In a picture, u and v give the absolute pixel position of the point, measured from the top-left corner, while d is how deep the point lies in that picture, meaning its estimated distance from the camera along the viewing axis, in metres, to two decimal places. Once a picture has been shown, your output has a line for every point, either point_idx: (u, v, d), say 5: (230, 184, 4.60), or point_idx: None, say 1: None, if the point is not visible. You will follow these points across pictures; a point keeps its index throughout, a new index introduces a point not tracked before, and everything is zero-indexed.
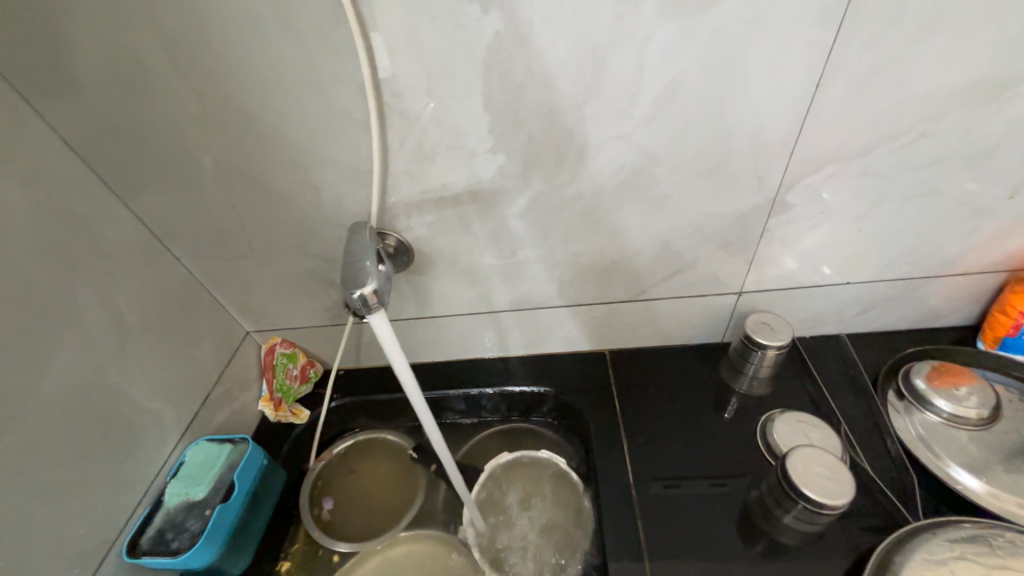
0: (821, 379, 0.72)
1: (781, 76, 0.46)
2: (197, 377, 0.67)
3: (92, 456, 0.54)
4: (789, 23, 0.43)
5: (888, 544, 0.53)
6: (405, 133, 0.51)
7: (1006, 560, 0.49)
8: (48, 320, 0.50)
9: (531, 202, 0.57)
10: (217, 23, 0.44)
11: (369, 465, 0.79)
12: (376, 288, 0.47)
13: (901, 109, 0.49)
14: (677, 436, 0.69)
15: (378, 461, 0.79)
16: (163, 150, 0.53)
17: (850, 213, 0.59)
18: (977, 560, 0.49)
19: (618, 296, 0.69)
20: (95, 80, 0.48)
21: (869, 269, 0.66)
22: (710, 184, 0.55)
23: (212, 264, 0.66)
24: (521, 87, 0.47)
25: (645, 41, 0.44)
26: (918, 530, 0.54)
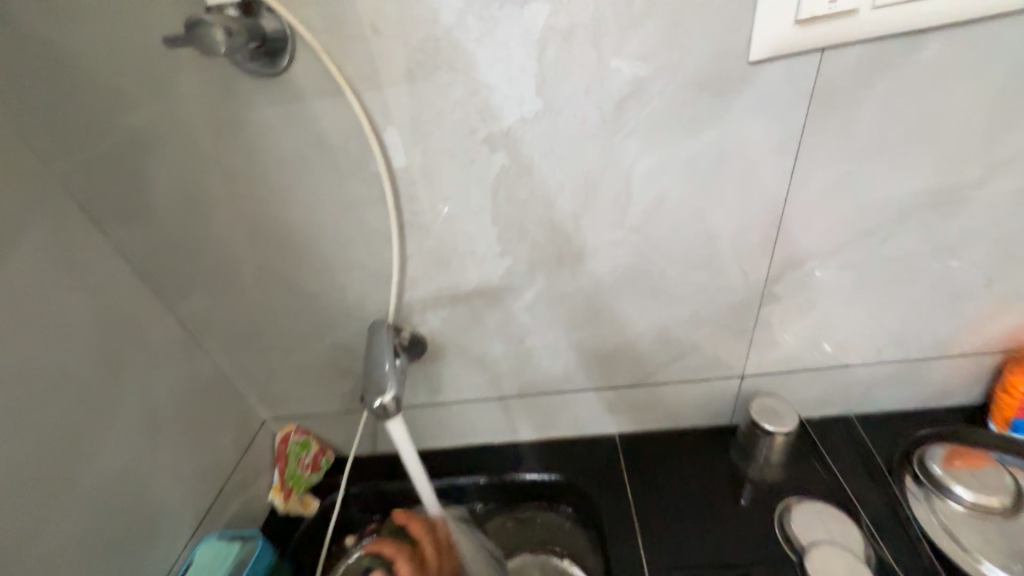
0: (836, 464, 0.71)
1: (754, 191, 0.53)
2: (215, 469, 0.69)
3: (107, 559, 0.54)
4: (756, 151, 0.50)
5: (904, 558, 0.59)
6: (422, 243, 0.57)
7: None
8: (89, 422, 0.53)
9: (536, 297, 0.62)
10: (267, 164, 0.52)
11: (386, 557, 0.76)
12: (395, 394, 0.51)
13: (867, 213, 0.55)
14: (692, 526, 0.67)
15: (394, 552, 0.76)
16: (209, 261, 0.60)
17: (837, 301, 0.63)
18: None
19: (623, 380, 0.72)
20: (159, 208, 0.56)
21: (866, 351, 0.68)
22: (701, 278, 0.60)
23: (239, 357, 0.70)
24: (525, 205, 0.54)
25: (631, 167, 0.51)
26: None
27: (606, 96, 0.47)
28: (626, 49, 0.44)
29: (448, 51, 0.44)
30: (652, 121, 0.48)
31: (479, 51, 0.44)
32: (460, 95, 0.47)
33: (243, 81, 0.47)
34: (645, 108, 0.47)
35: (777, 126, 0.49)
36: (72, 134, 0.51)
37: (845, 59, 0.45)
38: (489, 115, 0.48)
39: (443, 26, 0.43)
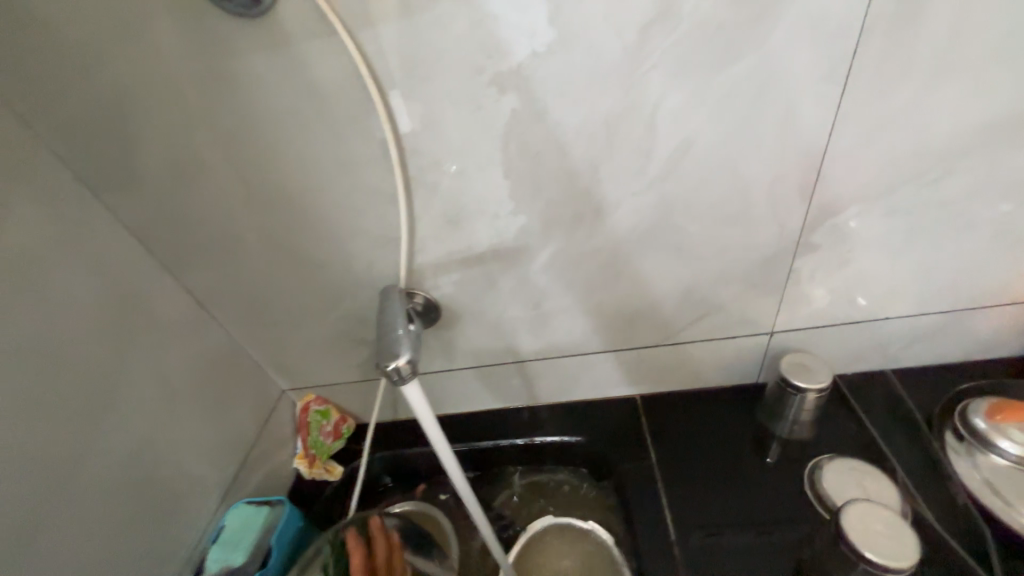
0: (870, 421, 0.68)
1: (795, 128, 0.47)
2: (237, 439, 0.69)
3: (136, 526, 0.55)
4: (798, 82, 0.44)
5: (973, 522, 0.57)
6: (431, 203, 0.54)
7: None
8: (102, 396, 0.53)
9: (553, 257, 0.59)
10: (260, 121, 0.48)
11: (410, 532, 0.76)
12: (409, 357, 0.47)
13: (923, 149, 0.49)
14: (717, 486, 0.66)
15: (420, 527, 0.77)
16: (210, 232, 0.58)
17: (880, 250, 0.58)
18: None
19: (645, 341, 0.69)
20: (152, 175, 0.53)
21: (908, 304, 0.64)
22: (731, 229, 0.56)
23: (251, 329, 0.69)
24: (540, 155, 0.49)
25: (657, 106, 0.46)
26: None
27: (629, 23, 0.41)
28: None
29: None
30: (680, 50, 0.43)
31: None
32: (464, 28, 0.42)
33: (225, 25, 0.42)
34: (672, 36, 0.42)
35: (824, 49, 0.43)
36: (53, 96, 0.47)
37: None
38: (497, 51, 0.43)
39: None
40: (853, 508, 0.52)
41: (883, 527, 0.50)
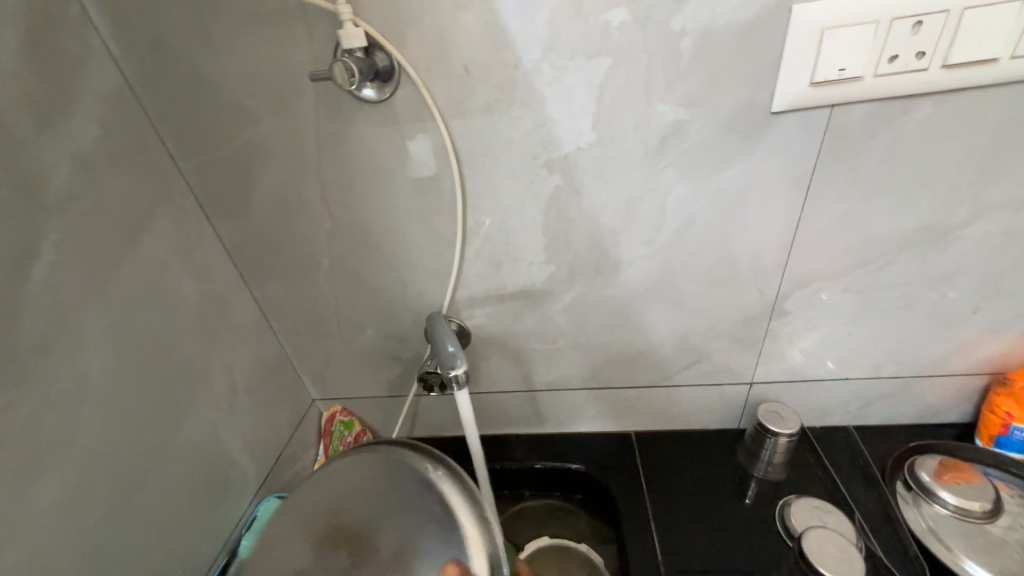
0: (835, 470, 0.78)
1: (771, 219, 0.61)
2: (275, 438, 0.77)
3: (192, 503, 0.62)
4: (773, 186, 0.59)
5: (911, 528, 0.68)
6: (480, 248, 0.66)
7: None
8: (186, 384, 0.61)
9: (572, 301, 0.71)
10: (358, 174, 0.61)
11: None
12: (466, 368, 0.56)
13: (869, 244, 0.63)
14: (699, 518, 0.74)
15: None
16: (291, 254, 0.69)
17: (839, 320, 0.71)
18: None
19: (643, 381, 0.80)
20: (257, 205, 0.65)
21: (864, 367, 0.76)
22: (720, 292, 0.68)
23: (302, 340, 0.79)
24: (573, 220, 0.63)
25: (667, 194, 0.60)
26: None
27: (651, 134, 0.56)
28: (671, 97, 0.53)
29: (523, 91, 0.54)
30: (686, 156, 0.57)
31: (549, 91, 0.54)
32: (529, 125, 0.56)
33: (350, 106, 0.56)
34: (682, 146, 0.56)
35: (793, 165, 0.57)
36: (198, 140, 0.60)
37: (854, 112, 0.54)
38: (551, 144, 0.57)
39: (522, 71, 0.52)
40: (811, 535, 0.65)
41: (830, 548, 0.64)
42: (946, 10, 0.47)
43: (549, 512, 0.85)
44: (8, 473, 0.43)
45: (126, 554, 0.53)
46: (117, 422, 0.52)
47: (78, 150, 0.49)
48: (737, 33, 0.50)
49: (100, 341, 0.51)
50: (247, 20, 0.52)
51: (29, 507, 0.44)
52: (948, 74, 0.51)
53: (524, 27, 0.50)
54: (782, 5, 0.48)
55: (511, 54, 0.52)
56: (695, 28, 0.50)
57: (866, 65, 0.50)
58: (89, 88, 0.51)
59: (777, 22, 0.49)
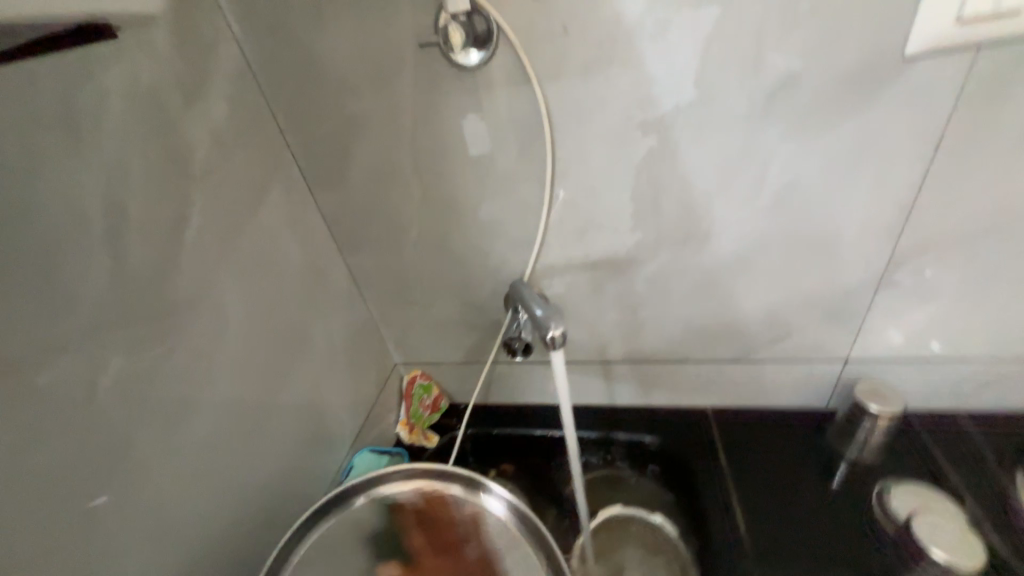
0: (942, 457, 0.72)
1: (889, 182, 0.56)
2: (364, 397, 0.83)
3: (302, 447, 0.69)
4: (895, 143, 0.54)
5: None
6: (563, 216, 0.66)
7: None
8: (296, 341, 0.68)
9: (655, 271, 0.69)
10: (449, 143, 0.63)
11: None
12: (563, 329, 0.58)
13: (1007, 207, 0.56)
14: (783, 496, 0.72)
15: None
16: (382, 224, 0.73)
17: (960, 294, 0.64)
18: None
19: (725, 356, 0.77)
20: (353, 176, 0.69)
21: (984, 348, 0.69)
22: (820, 262, 0.64)
23: (387, 307, 0.84)
24: (663, 186, 0.61)
25: (769, 155, 0.57)
26: None
27: (757, 90, 0.53)
28: (784, 48, 0.50)
29: (621, 50, 0.52)
30: (794, 114, 0.53)
31: (650, 47, 0.52)
32: (625, 87, 0.55)
33: (446, 75, 0.58)
34: (792, 102, 0.53)
35: (921, 119, 0.52)
36: (303, 115, 0.64)
37: (1004, 54, 0.48)
38: (648, 105, 0.55)
39: (624, 28, 0.51)
40: (920, 525, 0.63)
41: (945, 533, 0.62)
42: None
43: (620, 480, 0.85)
44: (171, 405, 0.50)
45: (251, 483, 0.61)
46: (246, 370, 0.59)
47: (212, 126, 0.55)
48: None
49: (231, 298, 0.57)
50: None
51: (187, 437, 0.51)
52: None
53: None
54: None
55: (613, 10, 0.50)
56: None
57: None
58: (218, 68, 0.56)
59: None
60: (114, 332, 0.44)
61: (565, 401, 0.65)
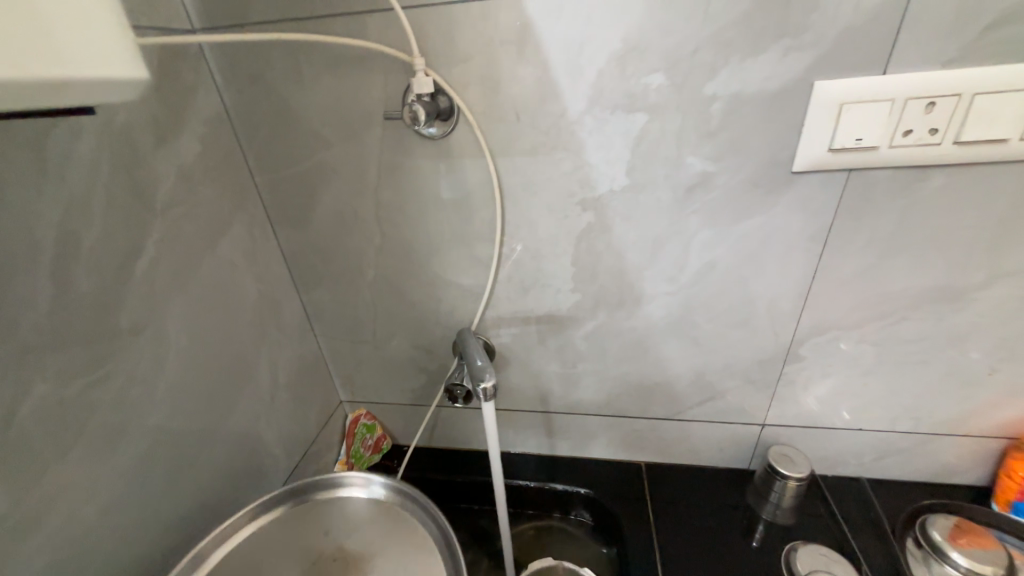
0: (846, 523, 0.77)
1: (790, 268, 0.65)
2: (304, 433, 0.83)
3: (231, 484, 0.68)
4: (792, 237, 0.63)
5: (925, 531, 0.73)
6: (512, 273, 0.72)
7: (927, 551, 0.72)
8: (237, 374, 0.68)
9: (594, 328, 0.75)
10: (410, 198, 0.68)
11: None
12: (495, 382, 0.61)
13: (887, 299, 0.65)
14: (703, 553, 0.75)
15: None
16: (341, 265, 0.76)
17: (856, 369, 0.72)
18: None
19: (657, 413, 0.82)
20: (317, 219, 0.73)
21: (878, 420, 0.76)
22: (737, 332, 0.71)
23: (339, 344, 0.85)
24: (601, 254, 0.68)
25: (690, 237, 0.65)
26: None
27: (678, 183, 0.61)
28: (699, 151, 0.59)
29: (565, 138, 0.60)
30: (710, 205, 0.62)
31: (589, 139, 0.60)
32: (568, 168, 0.62)
33: (411, 140, 0.64)
34: (707, 195, 0.61)
35: (812, 220, 0.61)
36: (274, 160, 0.69)
37: (872, 175, 0.57)
38: (587, 185, 0.63)
39: (567, 120, 0.59)
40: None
41: None
42: (959, 92, 0.50)
43: (555, 530, 0.87)
44: (94, 436, 0.49)
45: (171, 524, 0.58)
46: (180, 401, 0.59)
47: (182, 164, 0.58)
48: (764, 99, 0.55)
49: (177, 328, 0.58)
50: (331, 64, 0.61)
51: (106, 469, 0.50)
52: (961, 149, 0.53)
53: (571, 84, 0.57)
54: (804, 79, 0.53)
55: (559, 105, 0.58)
56: (725, 94, 0.55)
57: (881, 137, 0.53)
58: (195, 112, 0.60)
59: (800, 93, 0.54)
60: (47, 359, 0.44)
61: (498, 447, 0.67)
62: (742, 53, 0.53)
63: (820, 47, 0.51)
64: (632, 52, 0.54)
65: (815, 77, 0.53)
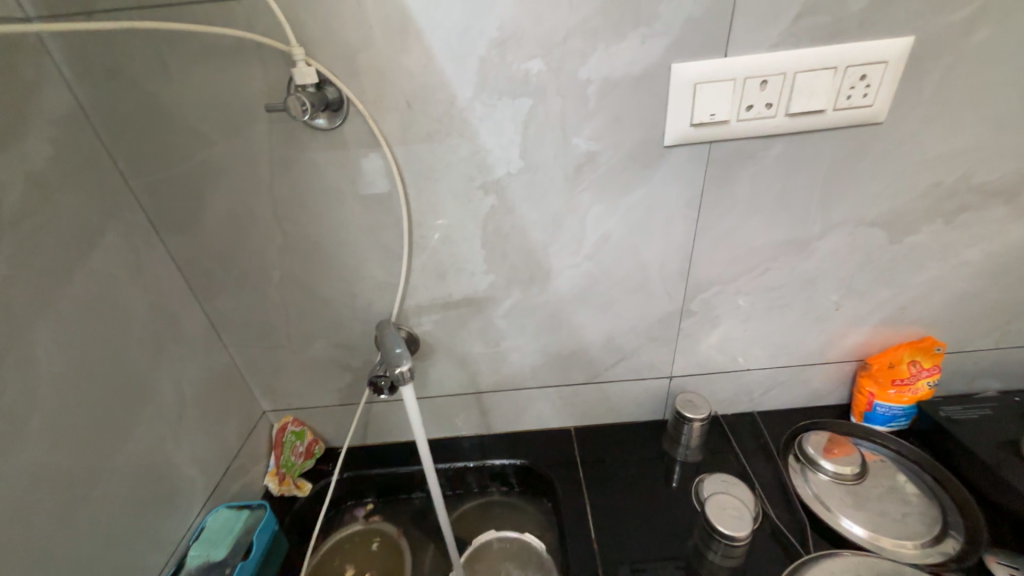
0: (742, 452, 0.89)
1: (674, 234, 0.73)
2: (223, 449, 0.78)
3: (141, 512, 0.63)
4: (672, 206, 0.70)
5: (800, 447, 0.86)
6: (425, 260, 0.73)
7: (803, 465, 0.84)
8: (134, 395, 0.63)
9: (510, 307, 0.79)
10: (309, 193, 0.67)
11: (356, 555, 0.84)
12: (410, 365, 0.64)
13: (754, 253, 0.75)
14: (628, 498, 0.83)
15: (365, 546, 0.85)
16: (243, 269, 0.73)
17: (739, 318, 0.83)
18: (824, 500, 0.78)
19: (579, 379, 0.88)
20: (210, 222, 0.69)
21: (761, 359, 0.88)
22: (637, 297, 0.79)
23: (253, 352, 0.81)
24: (507, 235, 0.71)
25: (585, 213, 0.70)
26: (820, 556, 0.69)
27: (568, 163, 0.66)
28: (583, 132, 0.64)
29: (458, 125, 0.62)
30: (599, 182, 0.67)
31: (481, 125, 0.62)
32: (466, 153, 0.64)
33: (302, 133, 0.62)
34: (596, 173, 0.67)
35: (687, 190, 0.69)
36: (149, 161, 0.64)
37: (729, 147, 0.66)
38: (485, 169, 0.65)
39: (458, 108, 0.61)
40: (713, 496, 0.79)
41: (729, 510, 0.76)
42: (783, 72, 0.59)
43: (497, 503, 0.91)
44: None
45: (72, 563, 0.54)
46: (66, 431, 0.54)
47: (33, 172, 0.52)
48: (632, 82, 0.60)
49: (49, 352, 0.53)
50: (201, 55, 0.57)
51: None
52: (792, 121, 0.63)
53: (456, 71, 0.59)
54: (664, 63, 0.59)
55: (447, 93, 0.60)
56: (597, 77, 0.60)
57: (730, 112, 0.62)
58: (41, 113, 0.54)
59: (661, 76, 0.60)
60: None
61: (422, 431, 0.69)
62: (607, 40, 0.58)
63: (672, 34, 0.58)
64: (509, 40, 0.57)
65: (671, 61, 0.59)
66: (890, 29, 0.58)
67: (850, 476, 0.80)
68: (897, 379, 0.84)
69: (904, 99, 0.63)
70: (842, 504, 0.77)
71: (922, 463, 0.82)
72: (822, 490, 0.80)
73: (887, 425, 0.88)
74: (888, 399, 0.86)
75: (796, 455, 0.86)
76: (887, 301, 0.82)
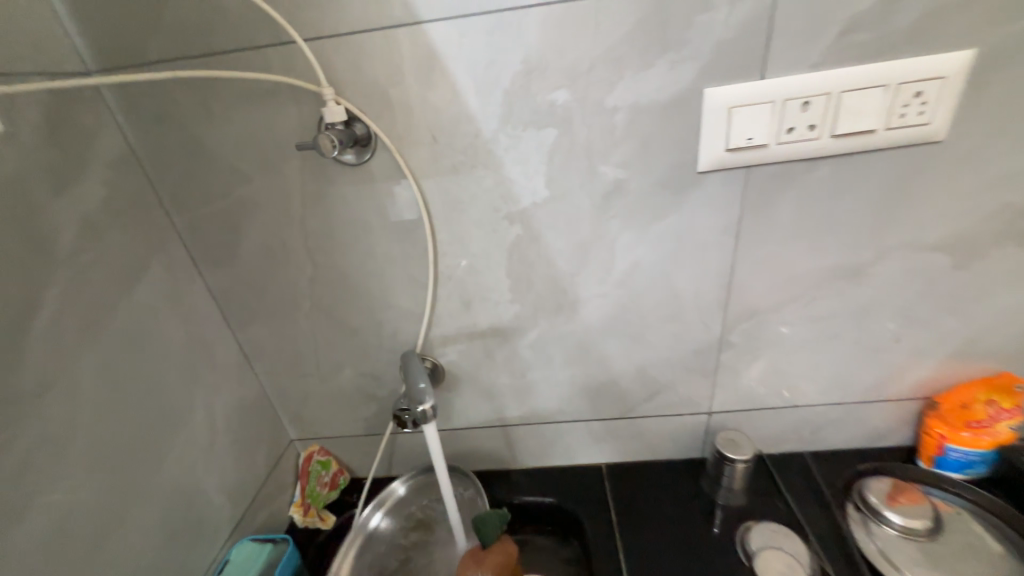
0: (793, 497, 0.81)
1: (709, 262, 0.69)
2: (251, 478, 0.78)
3: (170, 542, 0.64)
4: (707, 232, 0.67)
5: (860, 495, 0.77)
6: (450, 290, 0.72)
7: (865, 516, 0.75)
8: (170, 423, 0.64)
9: (537, 337, 0.76)
10: (338, 225, 0.68)
11: None
12: (433, 404, 0.64)
13: (799, 281, 0.70)
14: (666, 544, 0.77)
15: None
16: (275, 300, 0.74)
17: (784, 349, 0.77)
18: (893, 559, 0.69)
19: (610, 412, 0.84)
20: (245, 254, 0.71)
21: (811, 395, 0.81)
22: (670, 326, 0.75)
23: (282, 381, 0.82)
24: (533, 264, 0.70)
25: (614, 240, 0.67)
26: None
27: (596, 191, 0.64)
28: (611, 159, 0.62)
29: (484, 156, 0.62)
30: (629, 208, 0.65)
31: (506, 155, 0.62)
32: (491, 183, 0.64)
33: (333, 168, 0.64)
34: (625, 200, 0.64)
35: (723, 215, 0.65)
36: (192, 198, 0.67)
37: (768, 170, 0.62)
38: (511, 198, 0.65)
39: (483, 139, 0.61)
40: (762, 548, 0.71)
41: None
42: (827, 92, 0.56)
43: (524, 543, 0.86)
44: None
45: None
46: (103, 460, 0.55)
47: (87, 210, 0.56)
48: (661, 107, 0.58)
49: (92, 382, 0.55)
50: (242, 98, 0.60)
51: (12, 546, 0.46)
52: (838, 142, 0.59)
53: (481, 104, 0.59)
54: (695, 88, 0.57)
55: (472, 125, 0.60)
56: (625, 104, 0.59)
57: (768, 135, 0.58)
58: (97, 156, 0.58)
59: (692, 101, 0.58)
60: None
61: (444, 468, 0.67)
62: (635, 67, 0.57)
63: (703, 58, 0.56)
64: (534, 72, 0.57)
65: (703, 85, 0.57)
66: (945, 42, 0.54)
67: (921, 532, 0.71)
68: (971, 422, 0.75)
69: (964, 115, 0.58)
70: (915, 564, 0.68)
71: (1008, 518, 0.72)
72: (889, 546, 0.71)
73: (963, 473, 0.78)
74: (962, 444, 0.75)
75: (856, 504, 0.77)
76: (955, 332, 0.74)
